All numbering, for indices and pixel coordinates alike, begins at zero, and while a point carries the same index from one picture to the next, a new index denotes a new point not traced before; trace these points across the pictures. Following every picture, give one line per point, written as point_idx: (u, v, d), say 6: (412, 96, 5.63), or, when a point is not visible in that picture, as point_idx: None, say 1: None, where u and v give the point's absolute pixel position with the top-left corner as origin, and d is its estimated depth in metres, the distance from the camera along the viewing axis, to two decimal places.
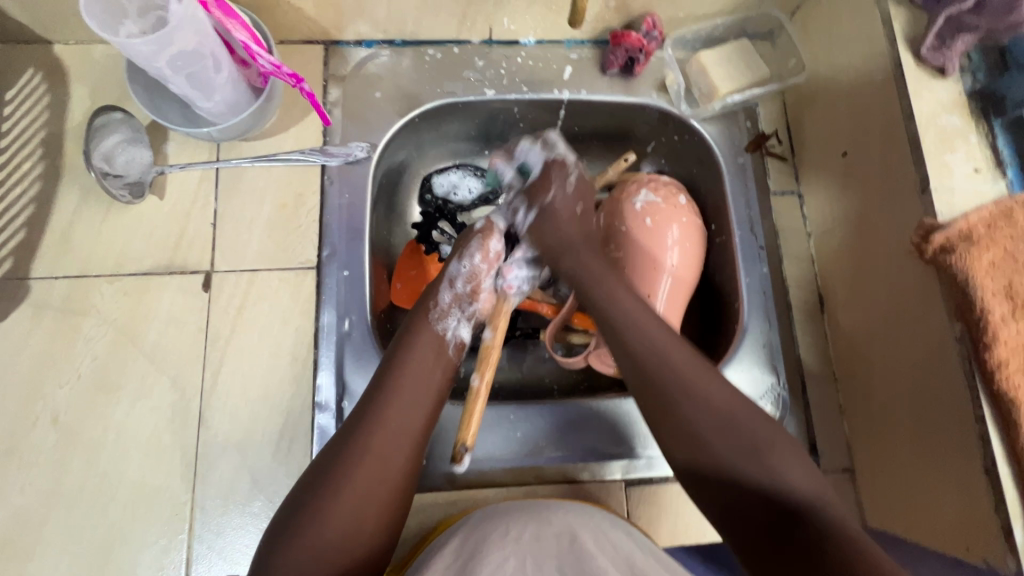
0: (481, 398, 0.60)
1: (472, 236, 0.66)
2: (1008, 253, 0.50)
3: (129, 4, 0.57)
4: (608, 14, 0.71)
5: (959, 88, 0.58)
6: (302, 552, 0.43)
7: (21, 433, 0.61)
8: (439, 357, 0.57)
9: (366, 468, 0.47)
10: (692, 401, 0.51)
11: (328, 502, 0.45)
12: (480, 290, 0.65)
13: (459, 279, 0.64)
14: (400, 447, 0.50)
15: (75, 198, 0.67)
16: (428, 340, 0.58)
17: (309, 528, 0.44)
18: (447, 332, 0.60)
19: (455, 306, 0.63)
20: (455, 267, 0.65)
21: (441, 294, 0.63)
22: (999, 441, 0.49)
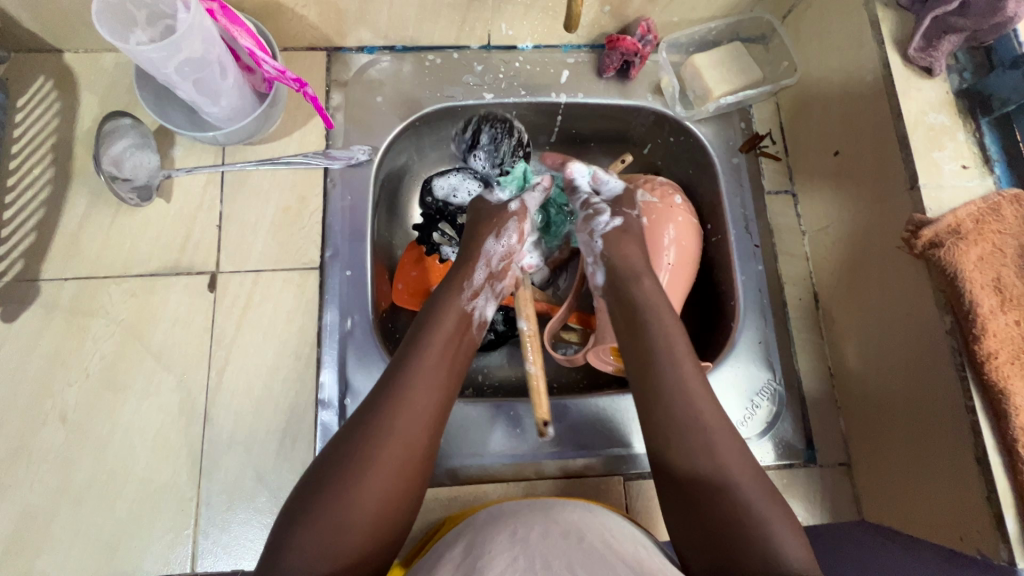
0: (541, 379, 0.61)
1: (508, 217, 0.67)
2: (995, 247, 0.52)
3: (138, 13, 0.59)
4: (603, 18, 0.73)
5: (946, 88, 0.59)
6: (325, 526, 0.43)
7: (31, 431, 0.62)
8: (463, 334, 0.58)
9: (392, 443, 0.48)
10: (699, 460, 0.49)
11: (351, 481, 0.45)
12: (509, 270, 0.66)
13: (493, 257, 0.65)
14: (424, 424, 0.50)
15: (84, 202, 0.68)
16: (455, 317, 0.58)
17: (333, 502, 0.44)
18: (473, 311, 0.60)
19: (486, 285, 0.63)
20: (492, 244, 0.65)
21: (475, 269, 0.63)
22: (990, 431, 0.50)
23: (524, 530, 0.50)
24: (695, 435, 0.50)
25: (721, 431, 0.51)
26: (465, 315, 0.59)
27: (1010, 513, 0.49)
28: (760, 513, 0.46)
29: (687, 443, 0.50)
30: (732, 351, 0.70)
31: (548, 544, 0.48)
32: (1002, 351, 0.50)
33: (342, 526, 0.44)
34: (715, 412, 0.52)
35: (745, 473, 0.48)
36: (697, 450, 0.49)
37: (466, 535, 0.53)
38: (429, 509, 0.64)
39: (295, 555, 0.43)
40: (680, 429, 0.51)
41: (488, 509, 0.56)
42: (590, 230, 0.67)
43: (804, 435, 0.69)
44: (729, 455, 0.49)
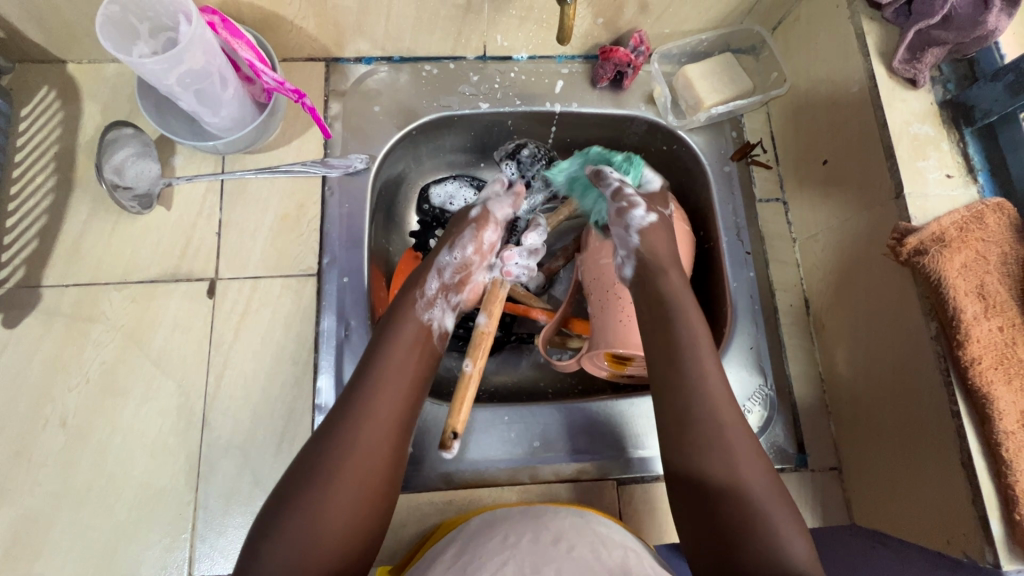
0: (471, 386, 0.60)
1: (466, 226, 0.68)
2: (978, 254, 0.53)
3: (141, 26, 0.60)
4: (596, 30, 0.74)
5: (930, 99, 0.61)
6: (295, 537, 0.44)
7: (31, 436, 0.63)
8: (423, 344, 0.59)
9: (357, 454, 0.49)
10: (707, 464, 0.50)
11: (317, 492, 0.46)
12: (467, 280, 0.67)
13: (448, 269, 0.66)
14: (389, 433, 0.51)
15: (86, 209, 0.69)
16: (415, 329, 0.60)
17: (302, 513, 0.45)
18: (432, 323, 0.61)
19: (440, 296, 0.64)
20: (446, 256, 0.66)
21: (429, 281, 0.64)
22: (974, 435, 0.52)
23: (516, 536, 0.51)
24: (714, 434, 0.51)
25: (738, 431, 0.51)
26: (425, 326, 0.61)
27: (994, 517, 0.50)
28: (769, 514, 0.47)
29: (703, 442, 0.51)
30: (725, 356, 0.71)
31: (539, 552, 0.49)
32: (986, 356, 0.51)
33: (310, 537, 0.45)
34: (733, 416, 0.52)
35: (758, 476, 0.49)
36: (713, 456, 0.50)
37: (459, 541, 0.54)
38: (424, 512, 0.65)
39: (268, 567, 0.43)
40: (699, 427, 0.51)
41: (481, 516, 0.57)
42: (626, 224, 0.65)
43: (795, 439, 0.69)
44: (733, 461, 0.50)
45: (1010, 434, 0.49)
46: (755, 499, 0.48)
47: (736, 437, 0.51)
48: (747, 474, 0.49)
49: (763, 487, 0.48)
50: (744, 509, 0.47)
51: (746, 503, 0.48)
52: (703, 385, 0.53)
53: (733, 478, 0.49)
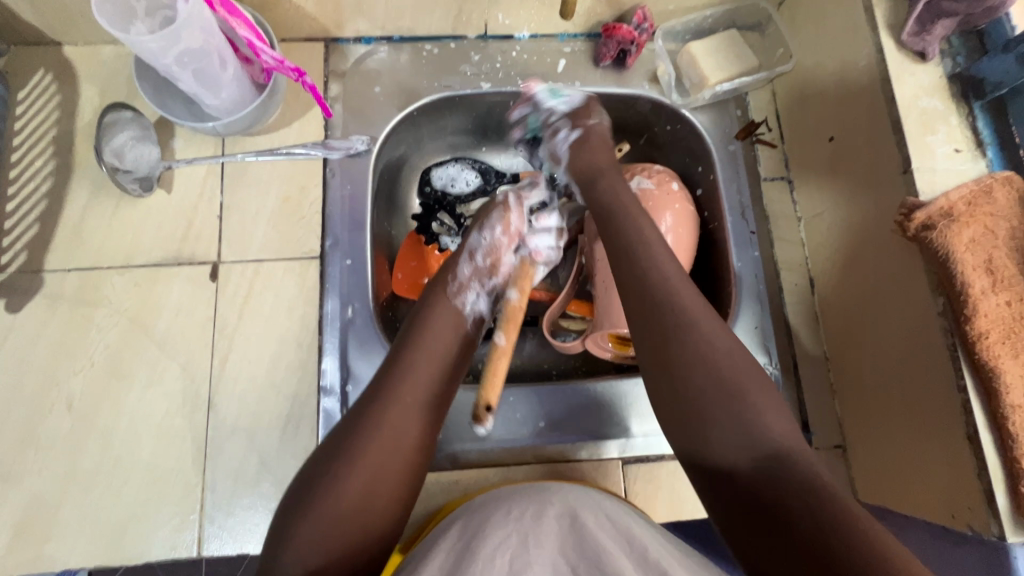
0: (504, 358, 0.61)
1: (493, 208, 0.69)
2: (987, 229, 0.53)
3: (138, 5, 0.59)
4: (599, 7, 0.73)
5: (939, 72, 0.60)
6: (320, 520, 0.44)
7: (38, 419, 0.63)
8: (458, 330, 0.59)
9: (386, 438, 0.49)
10: (697, 369, 0.51)
11: (343, 472, 0.47)
12: (499, 264, 0.67)
13: (478, 252, 0.67)
14: (419, 421, 0.51)
15: (86, 193, 0.69)
16: (446, 312, 0.60)
17: (329, 496, 0.45)
18: (464, 307, 0.61)
19: (473, 280, 0.64)
20: (475, 239, 0.67)
21: (460, 265, 0.65)
22: (981, 410, 0.52)
23: (520, 509, 0.52)
24: (681, 326, 0.52)
25: (701, 317, 0.53)
26: (460, 314, 0.60)
27: (1000, 490, 0.50)
28: (739, 385, 0.50)
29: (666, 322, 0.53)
30: None
31: (542, 526, 0.50)
32: (993, 331, 0.50)
33: (336, 518, 0.45)
34: (696, 303, 0.54)
35: (721, 347, 0.51)
36: (699, 363, 0.51)
37: (464, 517, 0.54)
38: (430, 494, 0.65)
39: (289, 547, 0.44)
40: (665, 329, 0.53)
41: (484, 494, 0.57)
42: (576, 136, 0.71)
43: (800, 419, 0.70)
44: (723, 360, 0.51)
45: (1017, 409, 0.49)
46: (723, 384, 0.50)
47: (699, 321, 0.53)
48: (733, 378, 0.50)
49: (731, 367, 0.51)
50: (718, 391, 0.50)
51: (713, 381, 0.50)
52: (669, 301, 0.54)
53: (708, 364, 0.51)
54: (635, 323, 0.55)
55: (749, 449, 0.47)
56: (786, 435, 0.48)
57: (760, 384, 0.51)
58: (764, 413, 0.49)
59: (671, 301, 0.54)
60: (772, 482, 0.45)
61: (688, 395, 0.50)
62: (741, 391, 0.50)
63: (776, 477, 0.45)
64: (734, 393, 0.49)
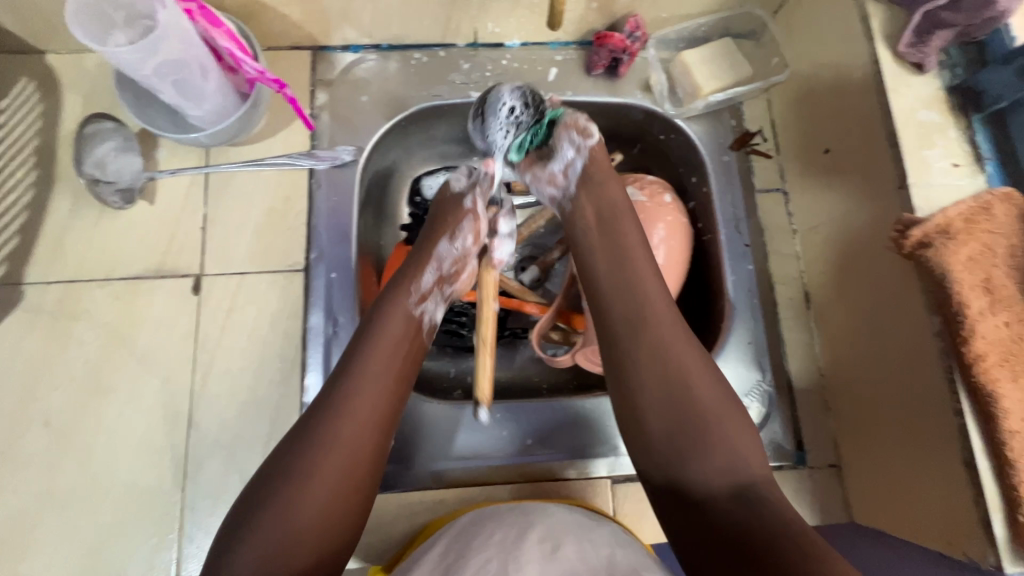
0: (488, 354, 0.63)
1: (463, 215, 0.64)
2: (986, 247, 0.51)
3: (116, 14, 0.57)
4: (591, 15, 0.72)
5: (937, 84, 0.58)
6: (261, 544, 0.43)
7: (15, 435, 0.62)
8: (413, 338, 0.57)
9: (337, 454, 0.47)
10: (666, 385, 0.52)
11: (292, 493, 0.45)
12: (463, 272, 0.64)
13: (446, 260, 0.63)
14: (370, 434, 0.49)
15: (67, 204, 0.68)
16: (403, 319, 0.57)
17: (276, 518, 0.44)
18: (422, 317, 0.59)
19: (435, 290, 0.61)
20: (445, 247, 0.63)
21: (425, 272, 0.61)
22: (978, 434, 0.50)
23: (504, 533, 0.50)
24: (659, 360, 0.53)
25: (678, 338, 0.54)
26: (413, 319, 0.58)
27: (997, 518, 0.48)
28: (715, 425, 0.50)
29: (648, 358, 0.53)
30: (721, 353, 0.69)
31: (524, 553, 0.48)
32: (992, 353, 0.49)
33: (279, 541, 0.43)
34: (676, 333, 0.54)
35: (703, 381, 0.52)
36: (673, 394, 0.51)
37: (448, 538, 0.53)
38: (413, 511, 0.64)
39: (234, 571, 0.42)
40: (642, 354, 0.53)
41: (474, 512, 0.56)
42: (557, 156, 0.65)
43: (794, 437, 0.68)
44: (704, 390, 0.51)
45: (1015, 434, 0.47)
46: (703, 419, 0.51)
47: (679, 348, 0.53)
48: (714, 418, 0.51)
49: (709, 405, 0.51)
50: (691, 430, 0.50)
51: (691, 415, 0.51)
52: (647, 321, 0.55)
53: (683, 401, 0.51)
54: (612, 344, 0.56)
55: (722, 483, 0.48)
56: (755, 471, 0.49)
57: (733, 413, 0.51)
58: (735, 442, 0.50)
59: (655, 332, 0.54)
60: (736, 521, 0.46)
61: (657, 408, 0.52)
62: (721, 439, 0.50)
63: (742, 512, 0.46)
64: (709, 434, 0.50)
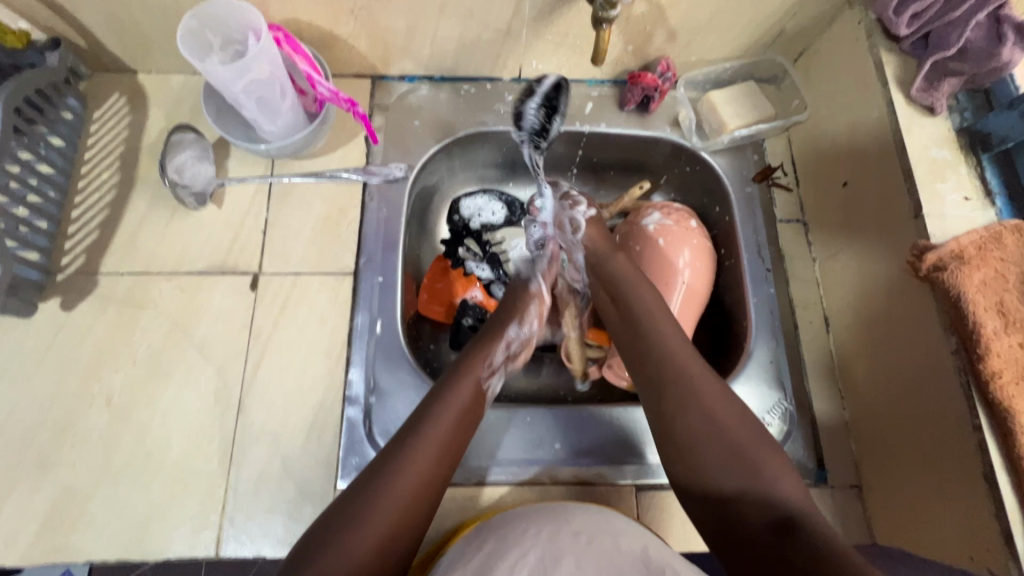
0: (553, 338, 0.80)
1: (530, 298, 0.70)
2: (997, 273, 0.55)
3: (214, 39, 0.66)
4: (627, 56, 0.79)
5: (948, 126, 0.64)
6: (344, 543, 0.46)
7: (79, 412, 0.66)
8: (477, 399, 0.60)
9: (396, 500, 0.49)
10: (689, 407, 0.55)
11: (368, 501, 0.49)
12: (524, 349, 0.69)
13: (513, 341, 0.67)
14: (427, 490, 0.51)
15: (144, 204, 0.75)
16: (471, 386, 0.60)
17: (340, 553, 0.45)
18: (490, 388, 0.62)
19: (502, 365, 0.65)
20: (513, 329, 0.67)
21: (495, 349, 0.65)
22: (996, 449, 0.52)
23: (539, 528, 0.53)
24: (682, 382, 0.57)
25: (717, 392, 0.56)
26: (480, 390, 0.61)
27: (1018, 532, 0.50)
28: (751, 452, 0.53)
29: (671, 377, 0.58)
30: (742, 371, 0.72)
31: (562, 542, 0.51)
32: (1007, 370, 0.52)
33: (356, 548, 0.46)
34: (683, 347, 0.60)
35: (722, 404, 0.56)
36: (696, 409, 0.55)
37: (482, 537, 0.54)
38: (444, 509, 0.66)
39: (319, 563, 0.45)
40: (671, 384, 0.57)
41: (501, 515, 0.58)
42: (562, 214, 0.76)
43: (814, 456, 0.70)
44: (714, 402, 0.56)
45: None
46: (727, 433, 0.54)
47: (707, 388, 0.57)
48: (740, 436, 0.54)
49: (743, 435, 0.54)
50: (723, 443, 0.53)
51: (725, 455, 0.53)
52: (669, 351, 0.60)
53: (711, 419, 0.54)
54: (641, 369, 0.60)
55: (758, 503, 0.50)
56: (791, 495, 0.50)
57: (769, 450, 0.53)
58: (772, 472, 0.51)
59: (677, 361, 0.59)
60: (779, 538, 0.47)
61: (686, 422, 0.55)
62: (749, 457, 0.52)
63: (793, 542, 0.46)
64: (735, 449, 0.53)
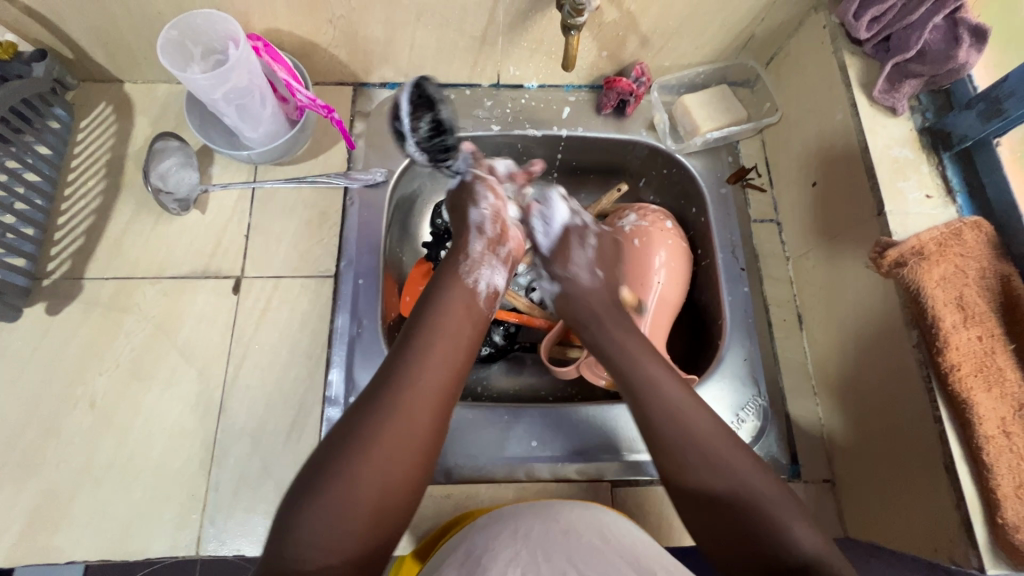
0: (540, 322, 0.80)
1: (473, 183, 0.72)
2: (957, 268, 0.56)
3: (194, 49, 0.68)
4: (601, 62, 0.81)
5: (909, 126, 0.66)
6: (315, 529, 0.43)
7: (63, 414, 0.67)
8: (470, 311, 0.60)
9: (370, 488, 0.45)
10: (682, 445, 0.52)
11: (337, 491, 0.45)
12: (506, 231, 0.69)
13: (485, 224, 0.68)
14: (406, 485, 0.47)
15: (129, 210, 0.76)
16: (461, 293, 0.61)
17: (314, 536, 0.43)
18: (480, 283, 0.63)
19: (487, 255, 0.66)
20: (475, 213, 0.69)
21: (472, 241, 0.66)
22: (956, 440, 0.53)
23: (527, 528, 0.52)
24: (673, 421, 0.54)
25: (700, 420, 0.54)
26: (470, 308, 0.60)
27: (977, 522, 0.51)
28: (751, 484, 0.50)
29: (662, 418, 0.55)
30: (717, 369, 0.73)
31: (550, 541, 0.50)
32: (965, 363, 0.53)
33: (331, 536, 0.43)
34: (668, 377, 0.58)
35: (715, 436, 0.53)
36: (689, 447, 0.52)
37: (466, 539, 0.53)
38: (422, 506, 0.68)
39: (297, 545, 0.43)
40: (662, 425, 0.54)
41: (489, 515, 0.57)
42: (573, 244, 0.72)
43: (787, 451, 0.71)
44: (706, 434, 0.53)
45: (990, 439, 0.51)
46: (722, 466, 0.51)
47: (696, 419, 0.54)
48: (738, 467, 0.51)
49: (741, 466, 0.51)
50: (723, 479, 0.50)
51: (699, 457, 0.51)
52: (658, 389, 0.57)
53: (707, 457, 0.51)
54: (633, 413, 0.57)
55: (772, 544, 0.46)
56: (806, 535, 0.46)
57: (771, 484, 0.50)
58: (778, 508, 0.48)
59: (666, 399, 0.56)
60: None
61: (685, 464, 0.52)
62: (753, 491, 0.49)
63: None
64: (734, 481, 0.50)
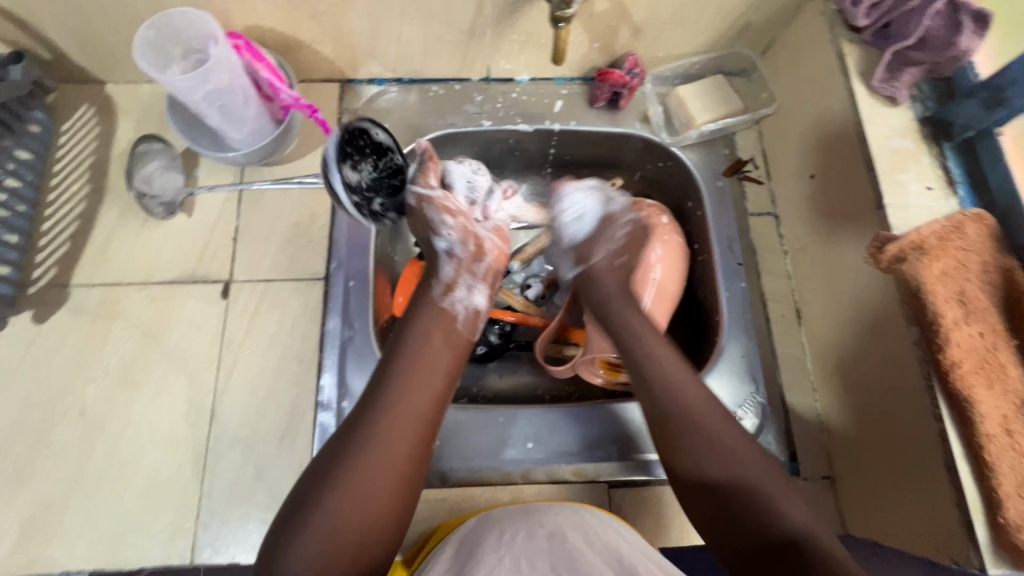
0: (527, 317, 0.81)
1: (431, 203, 0.69)
2: (958, 262, 0.54)
3: (174, 50, 0.67)
4: (594, 53, 0.79)
5: (910, 115, 0.64)
6: (313, 537, 0.45)
7: (52, 424, 0.67)
8: (447, 336, 0.61)
9: (367, 493, 0.48)
10: (684, 429, 0.55)
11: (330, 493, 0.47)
12: (478, 241, 0.70)
13: (456, 247, 0.69)
14: (400, 484, 0.50)
15: (115, 215, 0.75)
16: (434, 315, 0.62)
17: (313, 540, 0.45)
18: (455, 305, 0.64)
19: (460, 275, 0.67)
20: (440, 241, 0.69)
21: (444, 265, 0.67)
22: (957, 439, 0.52)
23: (512, 532, 0.51)
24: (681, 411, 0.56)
25: (715, 418, 0.55)
26: (449, 333, 0.61)
27: (978, 522, 0.50)
28: (754, 470, 0.51)
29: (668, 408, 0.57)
30: (715, 366, 0.72)
31: (535, 547, 0.50)
32: (966, 360, 0.51)
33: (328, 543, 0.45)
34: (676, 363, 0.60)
35: (720, 424, 0.55)
36: (689, 431, 0.55)
37: (455, 543, 0.53)
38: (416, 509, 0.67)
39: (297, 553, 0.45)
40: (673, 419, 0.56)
41: (477, 517, 0.57)
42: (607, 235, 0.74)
43: (786, 448, 0.70)
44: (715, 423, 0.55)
45: (991, 438, 0.49)
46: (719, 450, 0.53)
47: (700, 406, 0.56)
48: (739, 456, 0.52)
49: (744, 453, 0.53)
50: (721, 461, 0.52)
51: (703, 442, 0.54)
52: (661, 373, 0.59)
53: (708, 439, 0.54)
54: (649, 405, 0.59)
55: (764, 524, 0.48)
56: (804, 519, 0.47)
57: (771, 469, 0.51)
58: (776, 495, 0.49)
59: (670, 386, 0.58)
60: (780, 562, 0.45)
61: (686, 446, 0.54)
62: (747, 477, 0.51)
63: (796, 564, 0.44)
64: (731, 464, 0.52)
